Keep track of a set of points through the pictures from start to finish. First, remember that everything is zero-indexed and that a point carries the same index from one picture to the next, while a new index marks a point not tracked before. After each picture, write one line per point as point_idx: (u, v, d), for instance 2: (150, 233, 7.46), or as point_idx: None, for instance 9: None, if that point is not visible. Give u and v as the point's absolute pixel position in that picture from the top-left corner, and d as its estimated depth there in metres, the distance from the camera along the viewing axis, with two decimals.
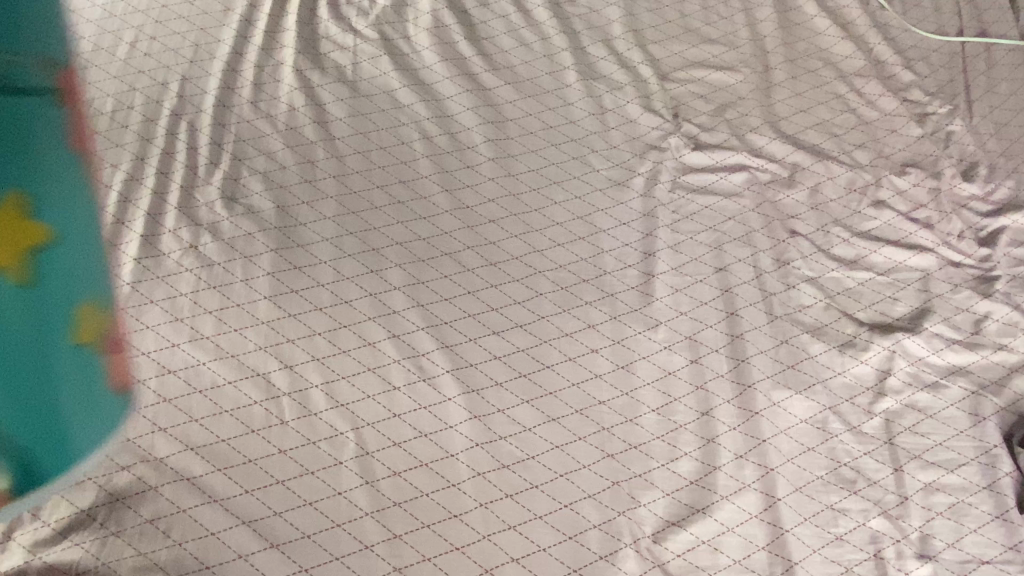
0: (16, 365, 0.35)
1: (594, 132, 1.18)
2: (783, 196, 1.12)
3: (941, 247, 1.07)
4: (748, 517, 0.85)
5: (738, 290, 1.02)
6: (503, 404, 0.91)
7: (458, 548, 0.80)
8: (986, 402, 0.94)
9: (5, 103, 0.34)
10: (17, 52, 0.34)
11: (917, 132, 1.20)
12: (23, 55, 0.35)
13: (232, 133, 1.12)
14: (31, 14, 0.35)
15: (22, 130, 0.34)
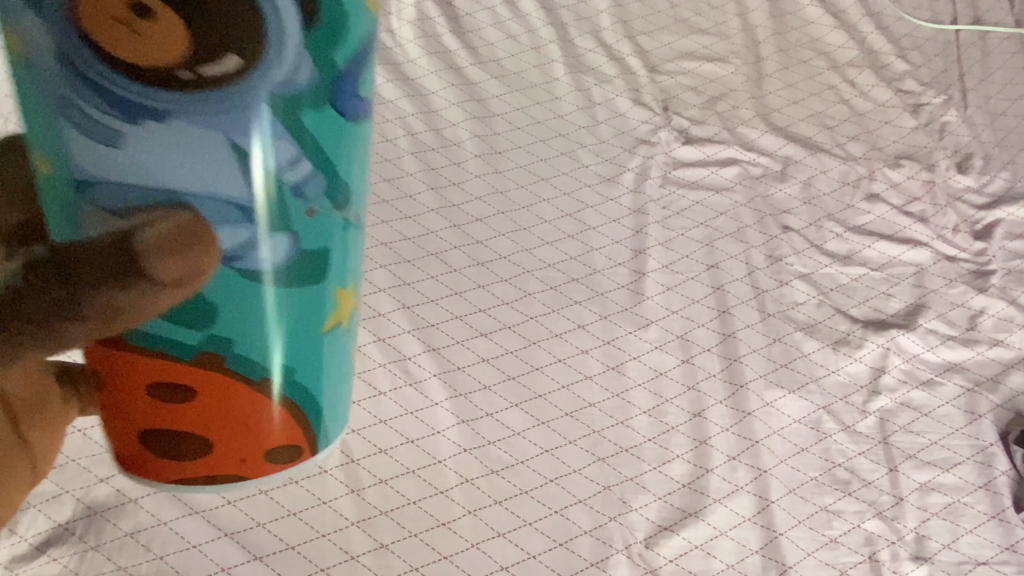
0: (337, 373, 0.61)
1: (583, 126, 1.16)
2: (776, 190, 1.09)
3: (935, 241, 1.05)
4: (742, 520, 0.84)
5: (730, 287, 1.00)
6: (491, 408, 0.89)
7: (447, 557, 0.79)
8: (982, 400, 0.92)
9: (340, 230, 0.51)
10: (324, 183, 0.47)
11: (912, 123, 1.18)
12: (325, 182, 0.47)
13: None
14: (337, 159, 0.48)
15: (345, 244, 0.53)
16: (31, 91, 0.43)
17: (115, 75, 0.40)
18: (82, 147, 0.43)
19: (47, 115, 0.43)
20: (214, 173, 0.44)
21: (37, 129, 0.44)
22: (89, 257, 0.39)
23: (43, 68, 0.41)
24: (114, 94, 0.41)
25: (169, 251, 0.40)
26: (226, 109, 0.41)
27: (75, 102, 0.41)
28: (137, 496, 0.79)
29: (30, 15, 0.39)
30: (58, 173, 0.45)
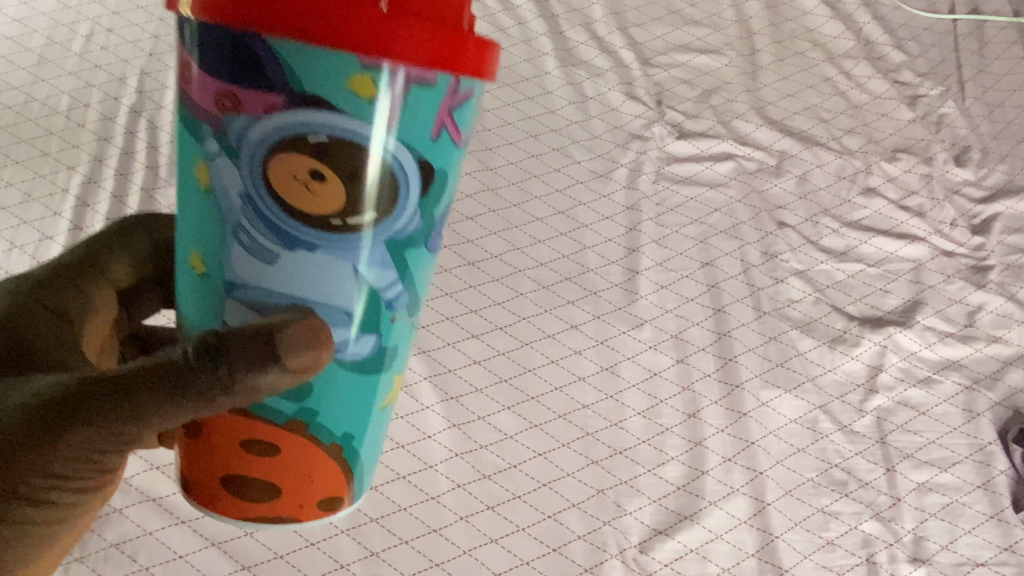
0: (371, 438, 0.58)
1: (575, 121, 1.13)
2: (771, 185, 1.08)
3: (933, 236, 1.04)
4: (738, 523, 0.82)
5: (725, 285, 0.98)
6: (483, 411, 0.88)
7: (438, 564, 0.77)
8: (980, 397, 0.91)
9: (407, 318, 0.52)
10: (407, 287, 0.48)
11: (909, 115, 1.17)
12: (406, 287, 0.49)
13: None
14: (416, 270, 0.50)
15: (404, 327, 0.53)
16: (205, 212, 0.45)
17: (282, 214, 0.43)
18: (241, 263, 0.45)
19: (216, 228, 0.45)
20: (331, 289, 0.45)
21: (197, 235, 0.47)
22: (235, 343, 0.43)
23: (226, 205, 0.44)
24: (278, 225, 0.43)
25: (302, 346, 0.43)
26: (342, 242, 0.43)
27: (244, 226, 0.44)
28: (122, 506, 0.77)
29: (227, 161, 0.43)
30: (212, 282, 0.47)
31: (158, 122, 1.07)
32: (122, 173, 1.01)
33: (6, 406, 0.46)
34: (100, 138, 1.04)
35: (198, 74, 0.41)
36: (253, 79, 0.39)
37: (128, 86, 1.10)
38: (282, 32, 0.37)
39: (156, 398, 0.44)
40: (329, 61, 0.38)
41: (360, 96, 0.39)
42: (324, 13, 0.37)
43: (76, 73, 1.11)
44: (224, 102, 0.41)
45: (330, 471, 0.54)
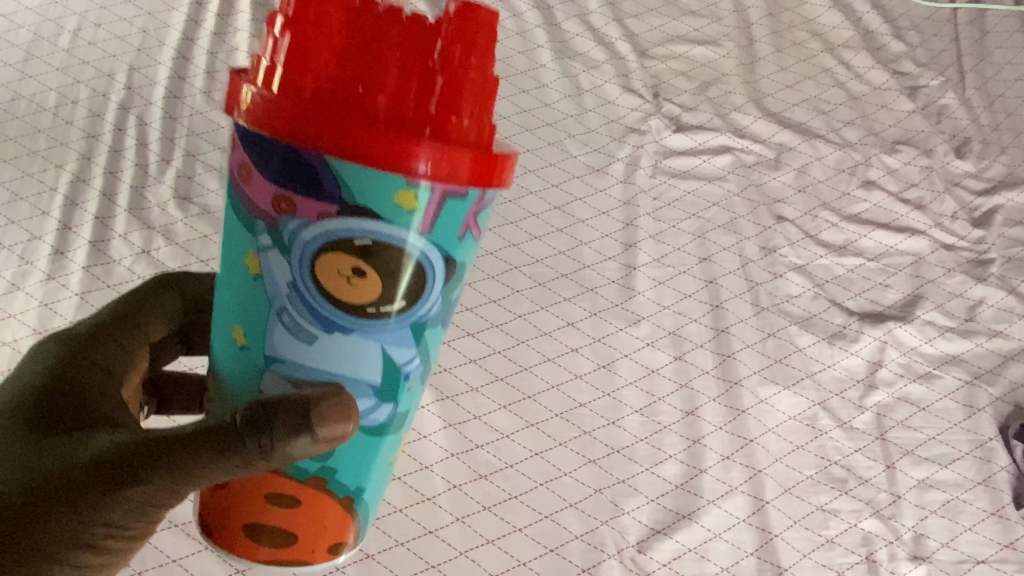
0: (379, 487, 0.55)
1: (571, 115, 1.12)
2: (770, 178, 1.06)
3: (933, 229, 1.03)
4: (736, 522, 0.82)
5: (723, 280, 0.97)
6: (479, 411, 0.87)
7: (434, 566, 0.77)
8: (981, 393, 0.90)
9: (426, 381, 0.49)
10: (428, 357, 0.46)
11: (909, 106, 1.15)
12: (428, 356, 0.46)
13: (184, 127, 1.05)
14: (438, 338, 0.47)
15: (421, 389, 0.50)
16: (248, 294, 0.43)
17: (325, 302, 0.41)
18: (279, 345, 0.43)
19: (257, 310, 0.43)
20: (361, 367, 0.43)
21: (235, 308, 0.44)
22: (272, 412, 0.41)
23: (270, 290, 0.42)
24: (321, 313, 0.42)
25: (336, 416, 0.42)
26: (376, 327, 0.42)
27: (286, 309, 0.42)
28: None
29: (276, 252, 0.41)
30: (250, 364, 0.45)
31: (146, 119, 1.05)
32: (112, 171, 1.00)
33: (88, 453, 0.45)
34: (88, 136, 1.03)
35: (250, 164, 0.40)
36: (307, 182, 0.39)
37: (117, 82, 1.09)
38: (313, 141, 0.37)
39: (196, 456, 0.42)
40: (358, 173, 0.38)
41: (398, 202, 0.38)
42: (356, 126, 0.37)
43: (63, 69, 1.09)
44: (276, 195, 0.40)
45: (344, 526, 0.49)
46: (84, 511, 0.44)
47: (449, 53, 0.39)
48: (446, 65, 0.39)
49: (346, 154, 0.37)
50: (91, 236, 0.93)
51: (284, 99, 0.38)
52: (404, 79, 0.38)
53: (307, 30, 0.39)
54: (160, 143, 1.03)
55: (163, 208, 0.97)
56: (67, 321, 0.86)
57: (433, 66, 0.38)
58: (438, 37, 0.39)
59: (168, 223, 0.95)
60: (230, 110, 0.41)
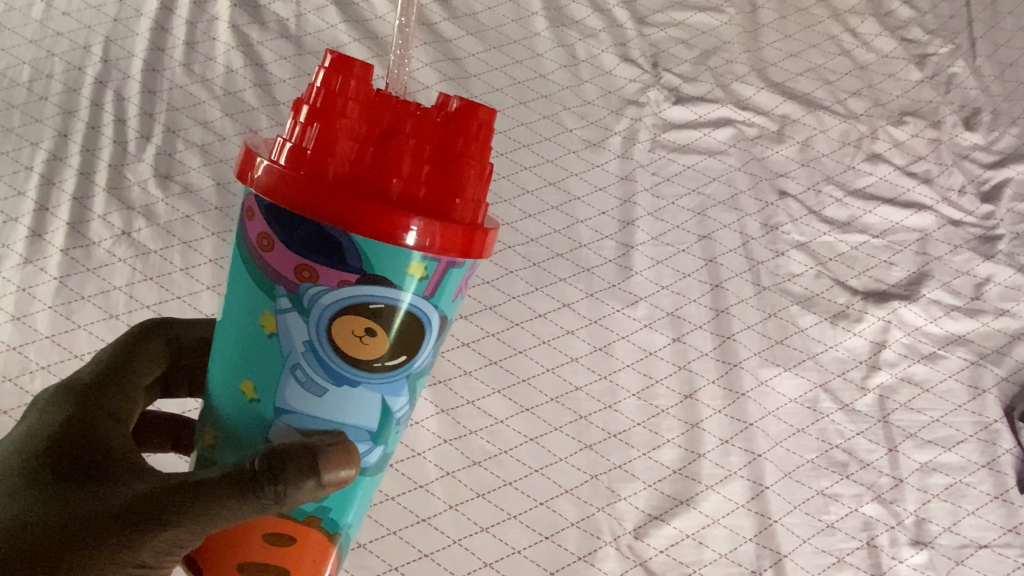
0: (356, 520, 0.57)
1: (567, 87, 1.07)
2: (772, 152, 1.03)
3: (940, 204, 1.00)
4: (735, 507, 0.80)
5: (723, 259, 0.94)
6: (473, 395, 0.85)
7: (427, 554, 0.75)
8: (986, 373, 0.88)
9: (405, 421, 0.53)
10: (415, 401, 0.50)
11: (917, 76, 1.11)
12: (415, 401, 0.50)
13: (164, 101, 1.00)
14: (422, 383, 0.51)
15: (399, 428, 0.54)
16: (261, 351, 0.45)
17: (338, 359, 0.44)
18: (290, 396, 0.46)
19: (270, 365, 0.45)
20: (365, 415, 0.46)
21: (245, 362, 0.46)
22: (286, 459, 0.43)
23: (284, 349, 0.44)
24: (334, 368, 0.44)
25: (341, 462, 0.44)
26: (383, 379, 0.45)
27: (299, 365, 0.44)
28: None
29: (292, 311, 0.43)
30: (260, 414, 0.47)
31: (124, 93, 1.01)
32: (90, 149, 0.96)
33: (119, 501, 0.47)
34: (64, 112, 0.99)
35: (272, 235, 0.42)
36: (331, 251, 0.41)
37: (93, 55, 1.04)
38: (333, 220, 0.40)
39: (221, 496, 0.44)
40: (378, 247, 0.40)
41: (408, 272, 0.42)
42: (374, 209, 0.40)
43: (37, 41, 1.05)
44: (297, 263, 0.42)
45: (329, 560, 0.52)
46: (115, 554, 0.46)
47: (458, 145, 0.42)
48: (457, 155, 0.42)
49: (365, 232, 0.40)
50: (69, 217, 0.90)
51: (307, 179, 0.40)
52: (418, 167, 0.41)
53: (331, 118, 0.41)
54: (139, 119, 0.99)
55: (143, 187, 0.93)
56: (46, 306, 0.83)
57: (445, 157, 0.42)
58: (449, 131, 0.42)
59: (148, 203, 0.92)
60: (245, 181, 0.43)
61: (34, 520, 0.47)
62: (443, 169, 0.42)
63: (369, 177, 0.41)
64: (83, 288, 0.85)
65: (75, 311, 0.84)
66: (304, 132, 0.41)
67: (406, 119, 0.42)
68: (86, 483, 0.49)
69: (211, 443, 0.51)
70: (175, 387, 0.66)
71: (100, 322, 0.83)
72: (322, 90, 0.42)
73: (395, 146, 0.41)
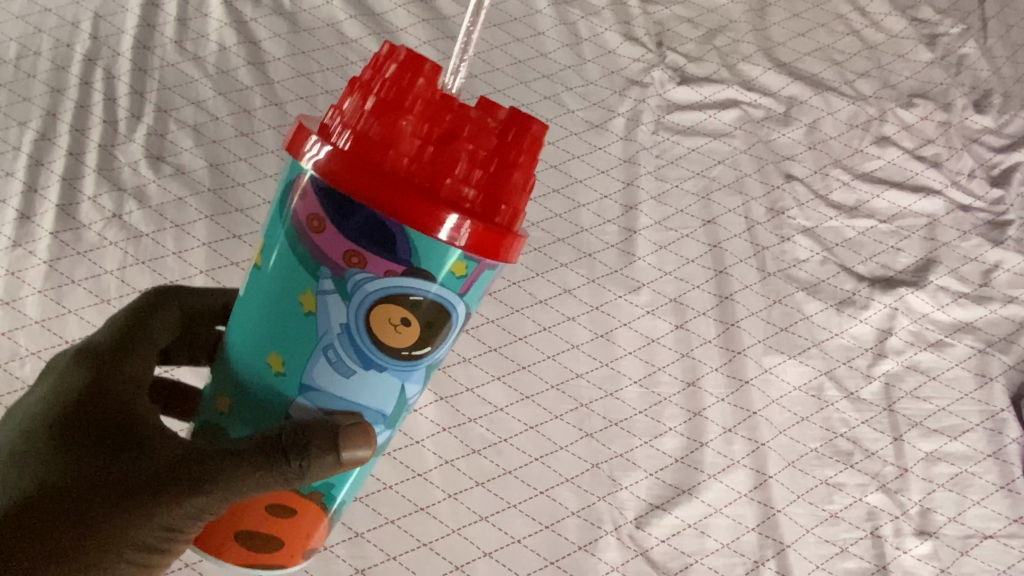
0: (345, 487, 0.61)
1: (569, 66, 1.05)
2: (779, 134, 1.00)
3: (949, 188, 0.98)
4: (738, 496, 0.79)
5: (727, 245, 0.92)
6: (472, 382, 0.83)
7: (425, 544, 0.74)
8: (993, 361, 0.87)
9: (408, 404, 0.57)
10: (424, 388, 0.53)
11: (927, 57, 1.08)
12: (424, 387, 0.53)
13: (155, 80, 0.98)
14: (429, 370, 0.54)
15: None
16: (295, 326, 0.47)
17: (371, 346, 0.46)
18: (318, 373, 0.48)
19: (301, 341, 0.47)
20: (383, 398, 0.50)
21: (279, 336, 0.48)
22: (311, 436, 0.48)
23: (321, 329, 0.46)
24: (366, 353, 0.47)
25: (358, 442, 0.49)
26: (407, 369, 0.48)
27: (332, 345, 0.46)
28: None
29: (335, 296, 0.45)
30: (285, 386, 0.49)
31: (114, 71, 0.98)
32: (79, 129, 0.94)
33: (149, 469, 0.50)
34: (52, 90, 0.96)
35: (323, 217, 0.43)
36: (383, 243, 0.43)
37: (82, 32, 1.01)
38: (384, 210, 0.41)
39: (248, 469, 0.49)
40: (427, 244, 0.42)
41: (449, 271, 0.44)
42: (422, 203, 0.41)
43: (23, 16, 1.01)
44: (346, 249, 0.43)
45: (325, 529, 0.57)
46: (149, 516, 0.50)
47: (512, 155, 0.43)
48: (508, 164, 0.43)
49: (410, 224, 0.41)
50: (58, 199, 0.88)
51: (364, 167, 0.41)
52: (472, 169, 0.42)
53: (395, 112, 0.42)
54: (129, 99, 0.96)
55: (134, 168, 0.91)
56: (36, 290, 0.81)
57: (498, 163, 0.42)
58: (505, 138, 0.43)
59: (140, 184, 0.89)
60: (303, 157, 0.44)
61: (65, 481, 0.50)
62: (495, 173, 0.42)
63: (423, 172, 0.41)
64: (73, 272, 0.83)
65: (66, 295, 0.82)
66: (366, 121, 0.42)
67: (467, 120, 0.42)
68: (111, 449, 0.51)
69: (225, 408, 0.53)
70: None
71: (92, 307, 0.82)
72: (392, 84, 0.42)
73: (452, 147, 0.41)
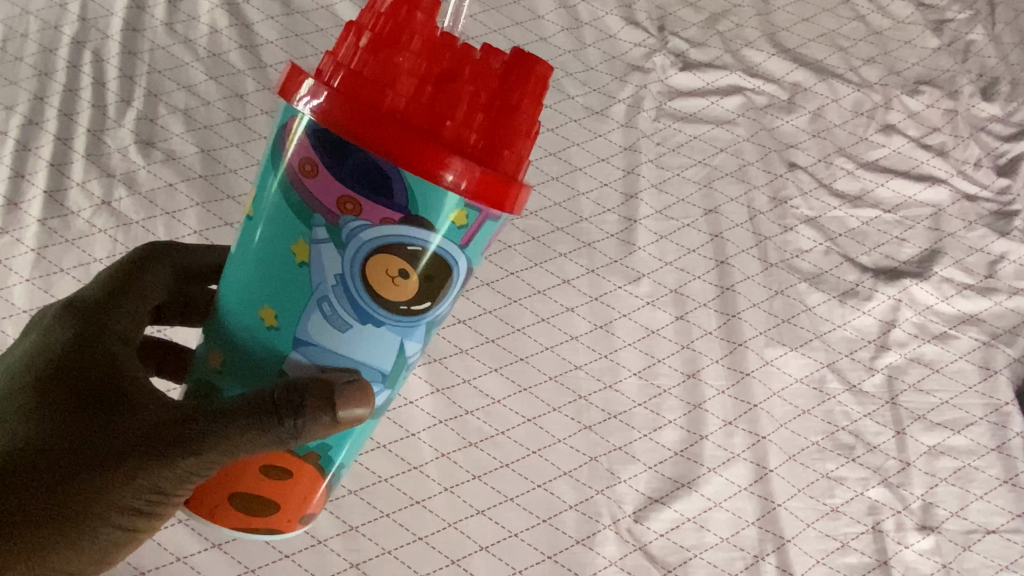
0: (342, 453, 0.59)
1: (569, 51, 1.03)
2: (782, 122, 0.98)
3: (955, 177, 0.96)
4: (738, 490, 0.78)
5: (729, 235, 0.90)
6: (469, 374, 0.82)
7: (421, 538, 0.73)
8: (998, 354, 0.86)
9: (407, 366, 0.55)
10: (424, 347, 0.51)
11: (934, 43, 1.06)
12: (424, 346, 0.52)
13: (144, 63, 0.95)
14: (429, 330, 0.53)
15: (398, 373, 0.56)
16: (288, 277, 0.45)
17: (368, 298, 0.45)
18: (312, 326, 0.46)
19: (294, 292, 0.45)
20: (381, 355, 0.48)
21: (272, 289, 0.46)
22: (305, 392, 0.46)
23: (315, 281, 0.45)
24: (362, 305, 0.45)
25: (358, 400, 0.47)
26: (405, 323, 0.46)
27: (326, 297, 0.45)
28: None
29: (329, 246, 0.43)
30: (277, 341, 0.47)
31: (103, 54, 0.96)
32: (67, 113, 0.91)
33: (132, 430, 0.48)
34: (40, 74, 0.94)
35: (316, 160, 0.42)
36: (380, 189, 0.41)
37: (70, 14, 0.99)
38: (381, 152, 0.40)
39: (241, 428, 0.47)
40: (426, 188, 0.40)
41: (450, 220, 0.42)
42: (422, 146, 0.39)
43: None
44: (341, 196, 0.42)
45: (322, 493, 0.56)
46: (132, 479, 0.48)
47: (514, 98, 0.41)
48: (511, 107, 0.41)
49: (409, 168, 0.40)
50: (46, 185, 0.86)
51: (361, 109, 0.40)
52: (473, 112, 0.40)
53: (392, 49, 0.40)
54: (119, 82, 0.94)
55: (124, 153, 0.89)
56: (23, 279, 0.80)
57: (500, 106, 0.41)
58: (506, 80, 0.41)
59: (130, 170, 0.87)
60: (295, 100, 0.42)
61: (44, 442, 0.48)
62: (496, 116, 0.41)
63: (422, 113, 0.40)
64: (62, 260, 0.81)
65: (54, 284, 0.80)
66: (363, 59, 0.40)
67: (467, 60, 0.41)
68: (91, 408, 0.49)
69: (217, 366, 0.51)
70: (165, 368, 0.64)
71: None
72: (389, 19, 0.40)
73: (452, 87, 0.40)
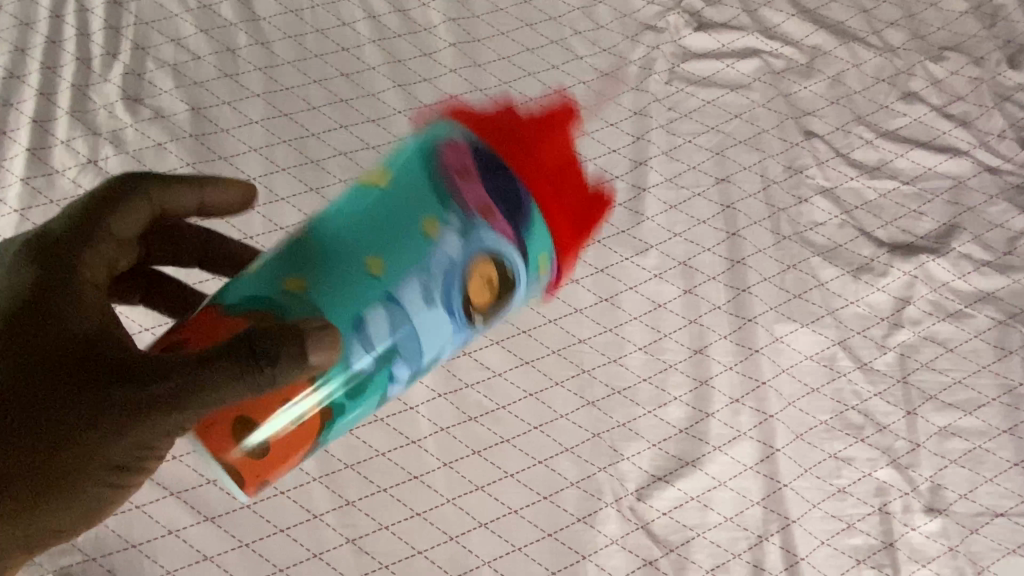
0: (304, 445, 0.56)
1: (578, 8, 0.97)
2: (799, 87, 0.94)
3: (977, 149, 0.92)
4: (743, 469, 0.76)
5: (742, 205, 0.86)
6: (469, 346, 0.79)
7: (419, 513, 0.72)
8: (1014, 334, 0.83)
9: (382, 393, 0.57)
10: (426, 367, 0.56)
11: (961, 6, 1.01)
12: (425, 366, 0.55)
13: (131, 14, 0.90)
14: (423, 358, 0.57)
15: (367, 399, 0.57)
16: (407, 237, 0.51)
17: (459, 287, 0.51)
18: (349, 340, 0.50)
19: (351, 284, 0.50)
20: (428, 342, 0.52)
21: (381, 244, 0.50)
22: (280, 340, 0.46)
23: (427, 246, 0.50)
24: (450, 293, 0.51)
25: (324, 350, 0.47)
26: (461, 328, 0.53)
27: (431, 268, 0.50)
28: None
29: (450, 226, 0.51)
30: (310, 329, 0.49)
31: (87, 3, 0.91)
32: (50, 66, 0.87)
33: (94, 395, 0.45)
34: (20, 23, 0.89)
35: (472, 161, 0.52)
36: (504, 192, 0.52)
37: None
38: (512, 168, 0.53)
39: (227, 377, 0.45)
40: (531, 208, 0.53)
41: (538, 258, 0.54)
42: (535, 181, 0.53)
43: None
44: (477, 181, 0.51)
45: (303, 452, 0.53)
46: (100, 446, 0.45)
47: (596, 206, 0.56)
48: (590, 211, 0.56)
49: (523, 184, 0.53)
50: (29, 142, 0.82)
51: (508, 137, 0.54)
52: (564, 192, 0.54)
53: (548, 125, 0.55)
54: (104, 34, 0.89)
55: (110, 110, 0.85)
56: None
57: (585, 206, 0.56)
58: (593, 199, 0.56)
59: (116, 128, 0.83)
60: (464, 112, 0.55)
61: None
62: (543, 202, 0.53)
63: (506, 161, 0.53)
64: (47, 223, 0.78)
65: None
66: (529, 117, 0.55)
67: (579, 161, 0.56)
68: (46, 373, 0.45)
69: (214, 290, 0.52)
70: None
71: None
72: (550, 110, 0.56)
73: (567, 171, 0.55)
